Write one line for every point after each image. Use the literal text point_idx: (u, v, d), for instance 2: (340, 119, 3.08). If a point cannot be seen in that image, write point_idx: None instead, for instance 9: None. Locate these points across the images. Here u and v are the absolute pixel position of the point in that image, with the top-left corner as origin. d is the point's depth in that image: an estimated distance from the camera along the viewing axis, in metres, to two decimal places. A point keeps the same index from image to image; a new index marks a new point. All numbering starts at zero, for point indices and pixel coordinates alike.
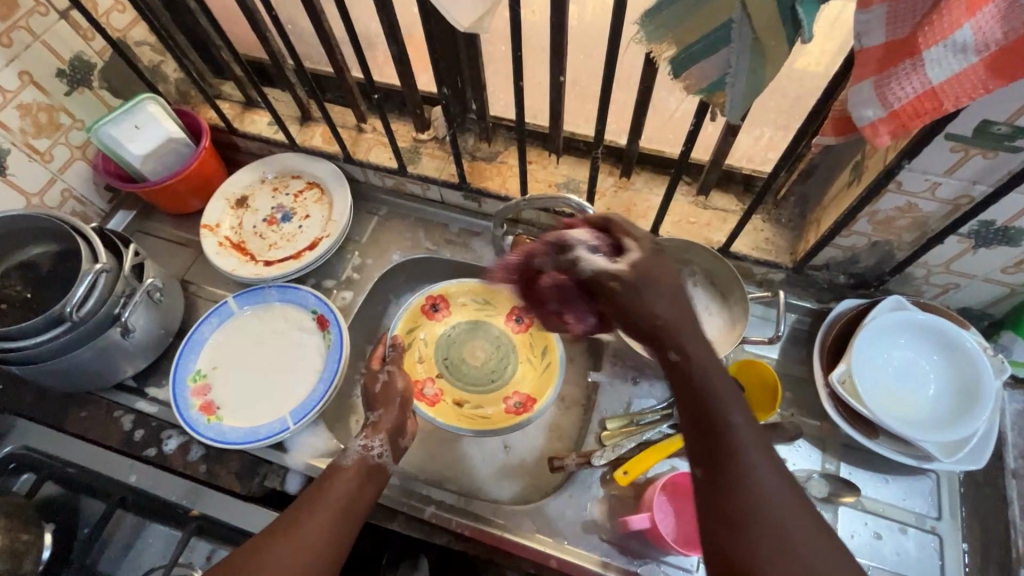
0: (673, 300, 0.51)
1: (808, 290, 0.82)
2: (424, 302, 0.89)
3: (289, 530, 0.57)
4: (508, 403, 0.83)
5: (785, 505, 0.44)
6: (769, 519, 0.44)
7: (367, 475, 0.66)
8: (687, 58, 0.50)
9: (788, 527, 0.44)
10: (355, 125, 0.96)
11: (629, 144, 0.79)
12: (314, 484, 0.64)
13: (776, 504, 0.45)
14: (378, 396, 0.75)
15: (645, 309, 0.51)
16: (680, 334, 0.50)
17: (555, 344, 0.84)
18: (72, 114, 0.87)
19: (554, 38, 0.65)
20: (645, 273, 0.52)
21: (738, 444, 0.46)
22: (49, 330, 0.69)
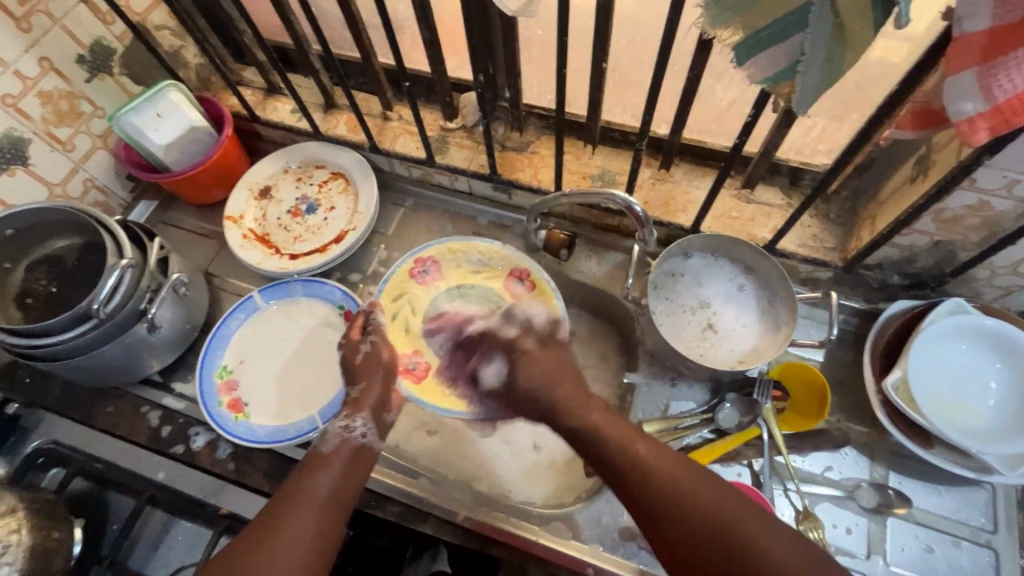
0: (561, 380, 0.67)
1: (856, 290, 0.78)
2: (413, 265, 0.85)
3: (276, 534, 0.55)
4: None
5: (685, 474, 0.55)
6: (692, 502, 0.53)
7: (352, 458, 0.63)
8: (755, 45, 0.46)
9: (693, 487, 0.54)
10: (381, 113, 0.92)
11: (671, 135, 0.75)
12: (295, 475, 0.61)
13: (721, 508, 0.52)
14: (359, 366, 0.71)
15: (540, 404, 0.67)
16: (576, 407, 0.64)
17: (561, 315, 0.80)
18: (93, 102, 0.84)
19: (600, 23, 0.61)
20: (528, 369, 0.70)
21: (626, 447, 0.58)
22: (77, 328, 0.67)
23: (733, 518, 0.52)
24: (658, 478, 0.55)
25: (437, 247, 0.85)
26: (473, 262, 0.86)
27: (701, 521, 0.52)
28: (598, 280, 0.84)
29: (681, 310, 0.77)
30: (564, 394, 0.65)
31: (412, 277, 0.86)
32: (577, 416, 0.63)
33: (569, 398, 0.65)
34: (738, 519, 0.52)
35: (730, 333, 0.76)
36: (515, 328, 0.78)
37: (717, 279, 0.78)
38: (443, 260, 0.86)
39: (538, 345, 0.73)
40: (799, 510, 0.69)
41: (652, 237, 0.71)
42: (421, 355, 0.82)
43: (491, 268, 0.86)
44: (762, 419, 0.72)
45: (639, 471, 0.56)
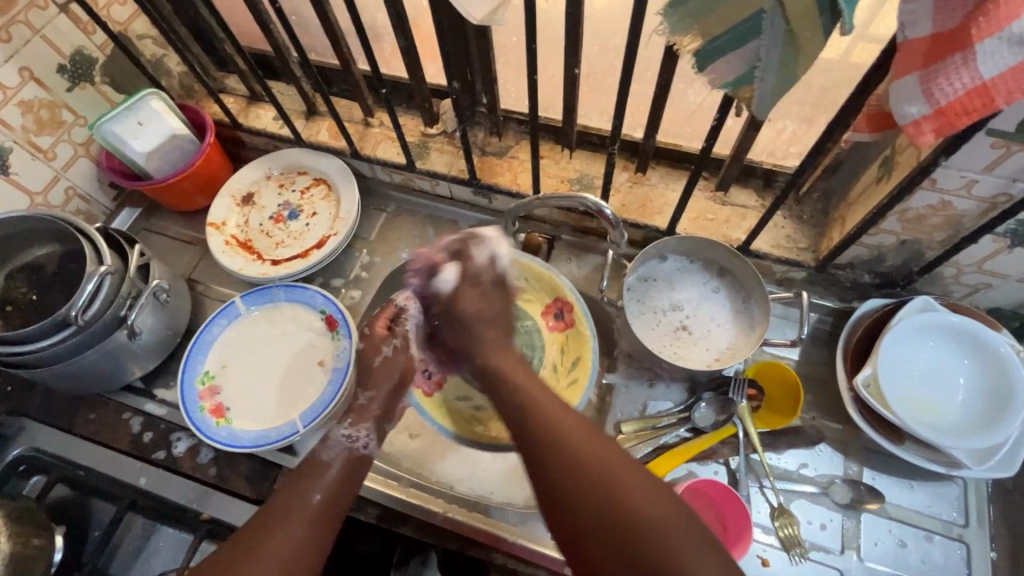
0: (490, 322, 0.65)
1: (830, 289, 0.79)
2: None
3: (269, 534, 0.54)
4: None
5: (566, 422, 0.52)
6: (564, 447, 0.50)
7: (349, 464, 0.64)
8: (712, 50, 0.47)
9: (564, 431, 0.51)
10: (362, 119, 0.93)
11: (645, 139, 0.77)
12: (291, 479, 0.61)
13: (593, 454, 0.49)
14: (373, 371, 0.74)
15: (472, 334, 0.65)
16: (497, 351, 0.63)
17: (587, 360, 0.76)
18: (75, 111, 0.85)
19: (568, 29, 0.62)
20: (470, 302, 0.66)
21: (521, 391, 0.57)
22: (55, 335, 0.68)
23: (601, 466, 0.48)
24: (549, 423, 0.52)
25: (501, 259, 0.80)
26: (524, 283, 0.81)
27: (578, 468, 0.48)
28: (577, 282, 0.85)
29: (651, 314, 0.78)
30: (488, 339, 0.64)
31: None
32: (486, 358, 0.62)
33: (484, 343, 0.63)
34: (607, 467, 0.48)
35: (705, 334, 0.77)
36: (483, 258, 0.69)
37: (689, 285, 0.79)
38: None
39: (491, 284, 0.68)
40: (774, 506, 0.70)
41: (624, 239, 0.72)
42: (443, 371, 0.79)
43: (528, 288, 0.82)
44: (737, 417, 0.73)
45: (529, 413, 0.54)
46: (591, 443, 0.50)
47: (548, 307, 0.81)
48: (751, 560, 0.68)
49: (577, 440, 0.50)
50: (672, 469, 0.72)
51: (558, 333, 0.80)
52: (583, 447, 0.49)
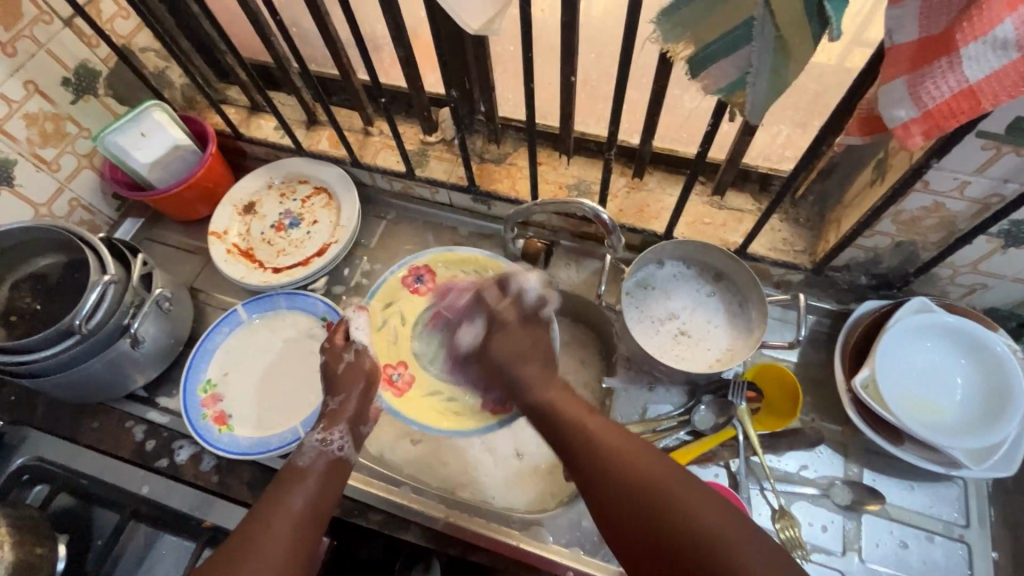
0: (528, 356, 0.66)
1: (827, 291, 0.80)
2: (406, 274, 0.86)
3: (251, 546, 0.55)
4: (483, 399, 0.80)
5: (615, 442, 0.54)
6: (621, 467, 0.52)
7: (330, 468, 0.64)
8: (706, 57, 0.48)
9: (614, 453, 0.53)
10: (362, 128, 0.95)
11: (641, 145, 0.78)
12: (271, 487, 0.61)
13: (645, 471, 0.51)
14: (340, 376, 0.72)
15: (516, 373, 0.64)
16: (541, 389, 0.62)
17: (553, 314, 0.77)
18: (78, 123, 0.86)
19: (565, 38, 0.64)
20: (502, 343, 0.67)
21: (570, 419, 0.58)
22: (59, 344, 0.68)
23: (656, 480, 0.50)
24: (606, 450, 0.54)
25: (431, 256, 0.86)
26: (467, 274, 0.86)
27: (637, 490, 0.50)
28: (576, 287, 0.86)
29: (649, 322, 0.78)
30: (530, 376, 0.63)
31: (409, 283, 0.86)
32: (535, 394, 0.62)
33: (527, 373, 0.64)
34: (662, 483, 0.50)
35: (703, 338, 0.77)
36: (507, 295, 0.71)
37: (686, 290, 0.80)
38: (435, 269, 0.87)
39: (519, 320, 0.69)
40: (775, 508, 0.70)
41: (621, 243, 0.73)
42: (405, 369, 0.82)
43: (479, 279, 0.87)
44: (737, 420, 0.73)
45: (582, 437, 0.56)
46: (647, 464, 0.52)
47: None
48: None
49: (629, 458, 0.53)
50: None
51: None
52: (636, 463, 0.52)
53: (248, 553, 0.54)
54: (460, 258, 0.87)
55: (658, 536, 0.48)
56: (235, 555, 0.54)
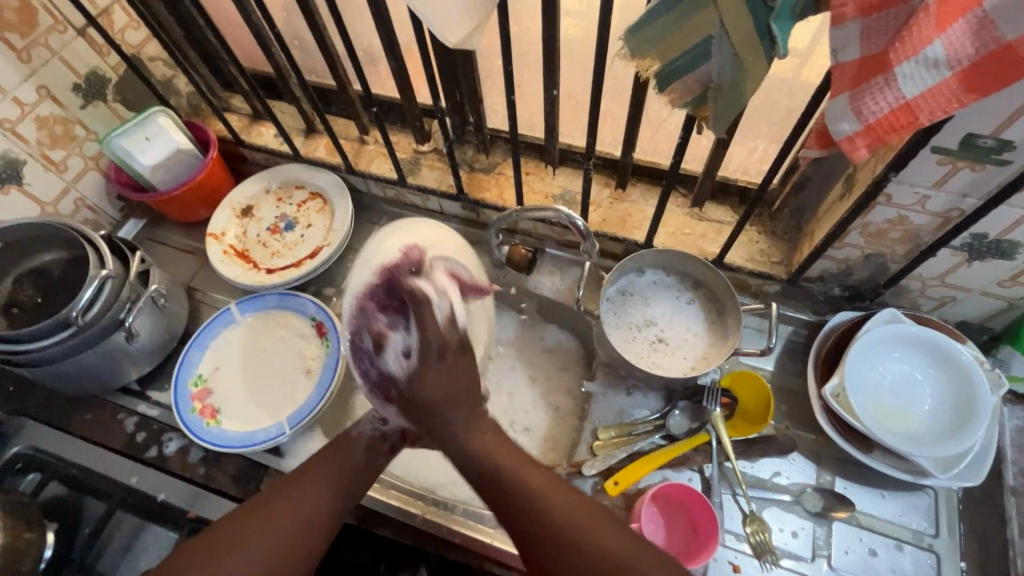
0: (456, 399, 0.60)
1: (803, 302, 0.82)
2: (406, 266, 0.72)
3: (275, 500, 0.58)
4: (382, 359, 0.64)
5: (509, 458, 0.57)
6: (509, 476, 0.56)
7: (373, 452, 0.66)
8: (672, 73, 0.51)
9: (508, 464, 0.57)
10: (358, 137, 0.98)
11: (622, 156, 0.81)
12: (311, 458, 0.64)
13: (534, 479, 0.55)
14: None
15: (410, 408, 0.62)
16: (468, 428, 0.59)
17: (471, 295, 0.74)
18: (87, 126, 0.90)
19: (547, 52, 0.67)
20: (427, 381, 0.60)
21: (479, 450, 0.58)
22: (55, 335, 0.71)
23: (536, 490, 0.54)
24: (490, 462, 0.57)
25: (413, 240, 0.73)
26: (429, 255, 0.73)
27: (520, 498, 0.54)
28: (559, 293, 0.90)
29: (628, 327, 0.81)
30: (454, 422, 0.59)
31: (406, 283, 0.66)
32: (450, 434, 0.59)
33: (443, 419, 0.59)
34: (534, 487, 0.54)
35: (679, 345, 0.80)
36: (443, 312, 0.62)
37: (664, 298, 0.83)
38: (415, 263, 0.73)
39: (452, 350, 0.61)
40: (746, 513, 0.71)
41: (595, 248, 0.75)
42: None
43: None
44: (711, 425, 0.75)
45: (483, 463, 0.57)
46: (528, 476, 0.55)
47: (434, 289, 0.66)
48: (722, 566, 0.70)
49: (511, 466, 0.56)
50: (644, 476, 0.73)
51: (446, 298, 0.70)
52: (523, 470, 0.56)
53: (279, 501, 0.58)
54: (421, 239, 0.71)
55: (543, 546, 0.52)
56: (229, 545, 0.54)
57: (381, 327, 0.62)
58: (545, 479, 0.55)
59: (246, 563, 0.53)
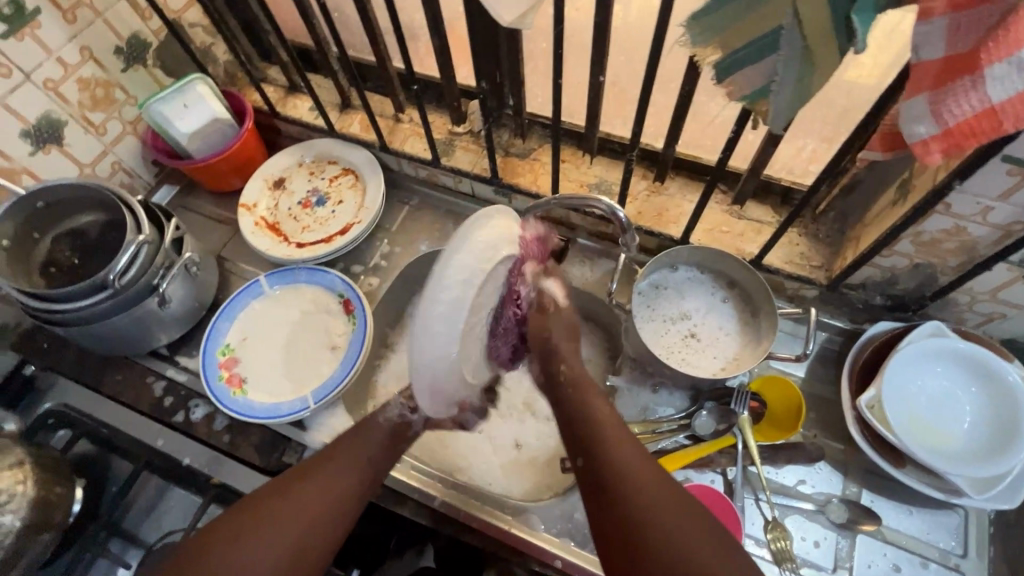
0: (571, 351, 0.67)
1: (841, 309, 0.79)
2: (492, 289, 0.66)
3: (297, 482, 0.59)
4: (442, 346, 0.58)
5: (600, 417, 0.60)
6: (596, 434, 0.58)
7: (396, 437, 0.66)
8: (734, 63, 0.49)
9: (596, 423, 0.59)
10: (393, 114, 0.97)
11: (665, 148, 0.79)
12: (333, 443, 0.64)
13: (615, 442, 0.56)
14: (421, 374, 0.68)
15: (547, 336, 0.67)
16: (577, 358, 0.67)
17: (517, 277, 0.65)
18: (126, 90, 0.90)
19: (598, 36, 0.65)
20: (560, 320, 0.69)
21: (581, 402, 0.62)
22: (92, 296, 0.72)
23: (616, 451, 0.56)
24: (586, 415, 0.60)
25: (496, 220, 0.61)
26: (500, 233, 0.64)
27: (598, 456, 0.56)
28: (588, 284, 0.88)
29: (659, 323, 0.80)
30: (564, 351, 0.67)
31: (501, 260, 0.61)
32: (570, 362, 0.66)
33: (564, 356, 0.66)
34: (616, 448, 0.56)
35: (710, 345, 0.78)
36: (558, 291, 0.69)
37: (696, 296, 0.81)
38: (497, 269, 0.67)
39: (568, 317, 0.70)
40: (767, 519, 0.70)
41: (634, 242, 0.72)
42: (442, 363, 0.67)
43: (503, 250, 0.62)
44: (738, 428, 0.74)
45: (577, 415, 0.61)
46: (613, 437, 0.57)
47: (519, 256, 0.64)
48: None
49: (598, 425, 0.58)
50: (666, 474, 0.73)
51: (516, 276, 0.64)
52: (608, 432, 0.58)
53: (300, 484, 0.59)
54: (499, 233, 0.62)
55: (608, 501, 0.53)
56: (250, 519, 0.55)
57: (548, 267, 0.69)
58: (624, 444, 0.56)
59: (265, 541, 0.54)
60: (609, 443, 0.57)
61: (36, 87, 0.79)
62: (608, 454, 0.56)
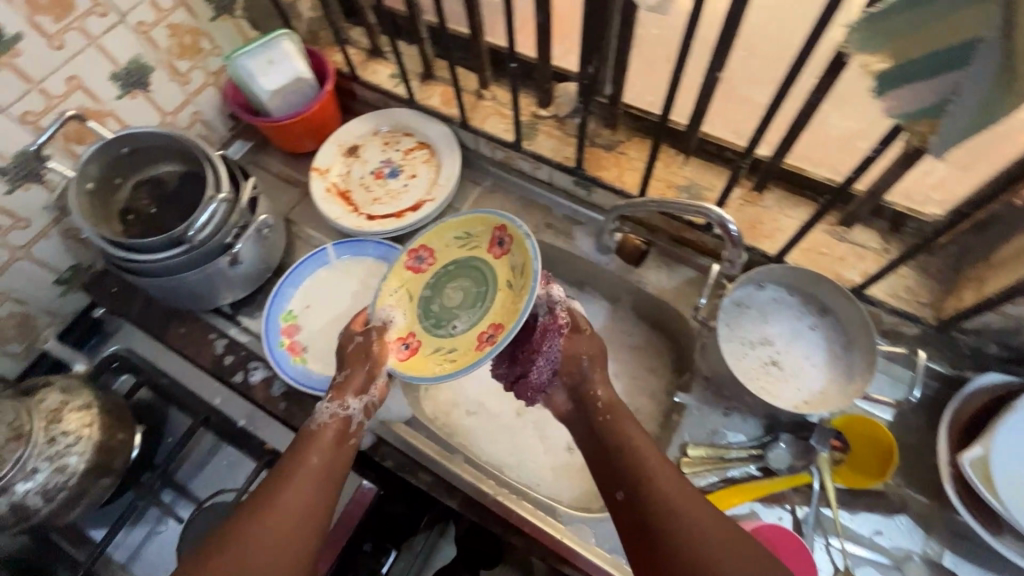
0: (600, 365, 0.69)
1: (944, 353, 0.73)
2: (407, 257, 0.79)
3: (256, 521, 0.58)
4: (481, 339, 0.70)
5: (634, 438, 0.62)
6: (631, 454, 0.61)
7: (341, 436, 0.66)
8: (901, 76, 0.44)
9: (626, 442, 0.62)
10: (476, 90, 0.93)
11: (773, 158, 0.72)
12: (283, 467, 0.63)
13: (656, 463, 0.59)
14: (348, 356, 0.72)
15: (583, 360, 0.69)
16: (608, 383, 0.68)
17: (530, 258, 0.70)
18: (213, 40, 0.88)
19: (729, 29, 0.59)
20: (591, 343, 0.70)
21: (614, 418, 0.65)
22: (169, 250, 0.71)
23: (657, 475, 0.58)
24: (621, 434, 0.63)
25: (496, 214, 0.75)
26: (478, 230, 0.77)
27: (640, 477, 0.59)
28: (664, 292, 0.83)
29: (740, 343, 0.75)
30: (596, 377, 0.68)
31: (489, 246, 0.77)
32: (605, 391, 0.67)
33: (599, 372, 0.68)
34: (656, 470, 0.59)
35: (795, 374, 0.73)
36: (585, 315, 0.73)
37: (784, 320, 0.76)
38: (433, 245, 0.79)
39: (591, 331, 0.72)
40: (839, 569, 0.66)
41: (740, 259, 0.70)
42: (412, 338, 0.75)
43: (475, 238, 0.78)
44: (816, 467, 0.69)
45: (611, 434, 0.63)
46: (653, 460, 0.60)
47: (492, 240, 0.77)
48: None
49: (630, 445, 0.62)
50: (733, 505, 0.69)
51: (506, 256, 0.75)
52: (644, 454, 0.60)
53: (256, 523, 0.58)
54: (452, 224, 0.79)
55: (650, 524, 0.56)
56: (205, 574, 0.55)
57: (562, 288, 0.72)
58: (663, 468, 0.59)
59: None
60: (648, 467, 0.59)
61: (129, 29, 0.77)
62: (653, 476, 0.58)
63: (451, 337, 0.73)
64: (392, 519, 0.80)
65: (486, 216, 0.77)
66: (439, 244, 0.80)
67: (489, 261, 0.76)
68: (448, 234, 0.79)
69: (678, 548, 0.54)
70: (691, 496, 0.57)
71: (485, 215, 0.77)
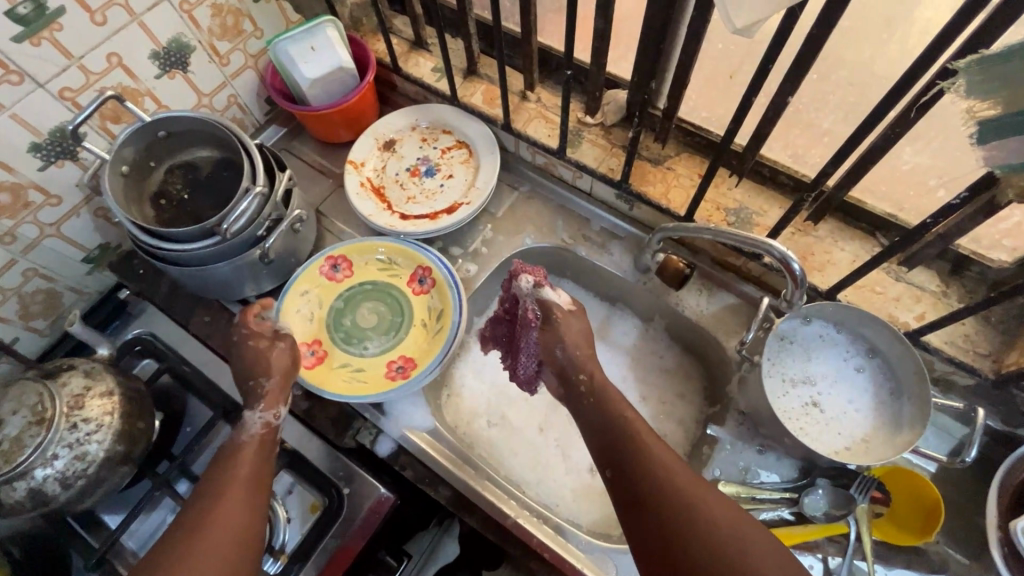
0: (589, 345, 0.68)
1: (998, 408, 0.69)
2: (323, 263, 0.84)
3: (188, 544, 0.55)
4: (391, 368, 0.80)
5: (628, 420, 0.61)
6: (626, 436, 0.60)
7: (264, 444, 0.65)
8: (1006, 126, 0.41)
9: (617, 424, 0.61)
10: (520, 91, 0.89)
11: (836, 190, 0.67)
12: (203, 489, 0.60)
13: (653, 445, 0.58)
14: (258, 362, 0.70)
15: (563, 345, 0.67)
16: (595, 363, 0.67)
17: (450, 311, 0.81)
18: (254, 22, 0.86)
19: (811, 54, 0.55)
20: (579, 321, 0.69)
21: (604, 398, 0.64)
22: (200, 240, 0.69)
23: (655, 458, 0.57)
24: (615, 416, 0.62)
25: (429, 254, 0.83)
26: (401, 262, 0.85)
27: (637, 461, 0.57)
28: (702, 318, 0.79)
29: (781, 380, 0.72)
30: (583, 358, 0.66)
31: (408, 280, 0.85)
32: (589, 371, 0.66)
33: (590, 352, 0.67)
34: (655, 452, 0.58)
35: (836, 418, 0.69)
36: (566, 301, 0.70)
37: (829, 359, 0.72)
38: (353, 258, 0.85)
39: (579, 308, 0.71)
40: None
41: (798, 299, 0.66)
42: (320, 346, 0.82)
43: (393, 266, 0.86)
44: (853, 518, 0.66)
45: (604, 415, 0.63)
46: (649, 443, 0.58)
47: (413, 275, 0.85)
48: None
49: (620, 427, 0.61)
50: None
51: (425, 295, 0.84)
52: (638, 436, 0.59)
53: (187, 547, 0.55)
54: (372, 245, 0.85)
55: (653, 510, 0.54)
56: None
57: (539, 279, 0.70)
58: (663, 451, 0.58)
59: None
60: (644, 451, 0.58)
61: (171, 7, 0.74)
62: (651, 459, 0.57)
63: (362, 356, 0.82)
64: (401, 523, 0.79)
65: (414, 252, 0.84)
66: (358, 257, 0.86)
67: (406, 295, 0.84)
68: (369, 254, 0.85)
69: (684, 534, 0.52)
70: (692, 480, 0.55)
71: (409, 250, 0.84)
